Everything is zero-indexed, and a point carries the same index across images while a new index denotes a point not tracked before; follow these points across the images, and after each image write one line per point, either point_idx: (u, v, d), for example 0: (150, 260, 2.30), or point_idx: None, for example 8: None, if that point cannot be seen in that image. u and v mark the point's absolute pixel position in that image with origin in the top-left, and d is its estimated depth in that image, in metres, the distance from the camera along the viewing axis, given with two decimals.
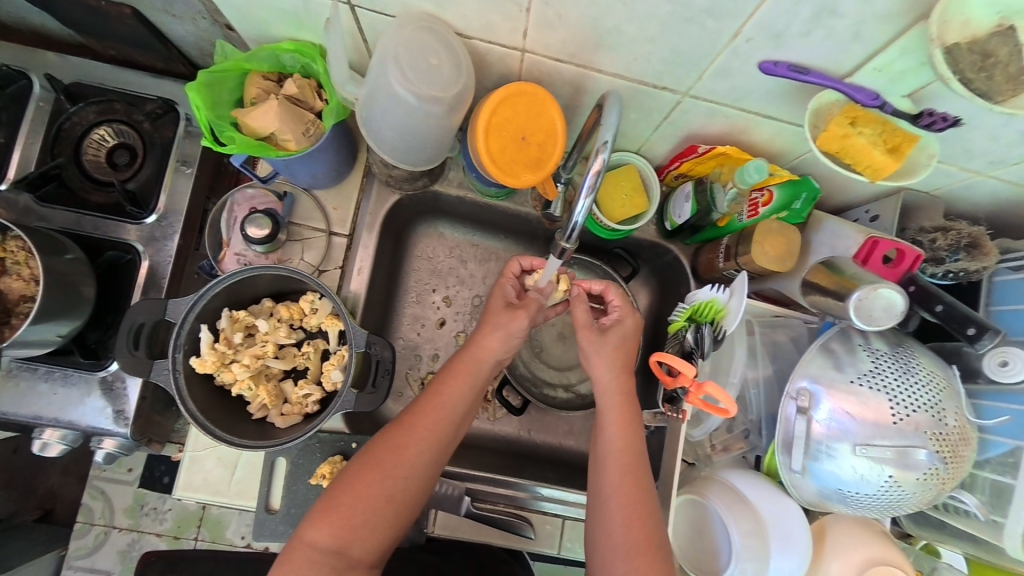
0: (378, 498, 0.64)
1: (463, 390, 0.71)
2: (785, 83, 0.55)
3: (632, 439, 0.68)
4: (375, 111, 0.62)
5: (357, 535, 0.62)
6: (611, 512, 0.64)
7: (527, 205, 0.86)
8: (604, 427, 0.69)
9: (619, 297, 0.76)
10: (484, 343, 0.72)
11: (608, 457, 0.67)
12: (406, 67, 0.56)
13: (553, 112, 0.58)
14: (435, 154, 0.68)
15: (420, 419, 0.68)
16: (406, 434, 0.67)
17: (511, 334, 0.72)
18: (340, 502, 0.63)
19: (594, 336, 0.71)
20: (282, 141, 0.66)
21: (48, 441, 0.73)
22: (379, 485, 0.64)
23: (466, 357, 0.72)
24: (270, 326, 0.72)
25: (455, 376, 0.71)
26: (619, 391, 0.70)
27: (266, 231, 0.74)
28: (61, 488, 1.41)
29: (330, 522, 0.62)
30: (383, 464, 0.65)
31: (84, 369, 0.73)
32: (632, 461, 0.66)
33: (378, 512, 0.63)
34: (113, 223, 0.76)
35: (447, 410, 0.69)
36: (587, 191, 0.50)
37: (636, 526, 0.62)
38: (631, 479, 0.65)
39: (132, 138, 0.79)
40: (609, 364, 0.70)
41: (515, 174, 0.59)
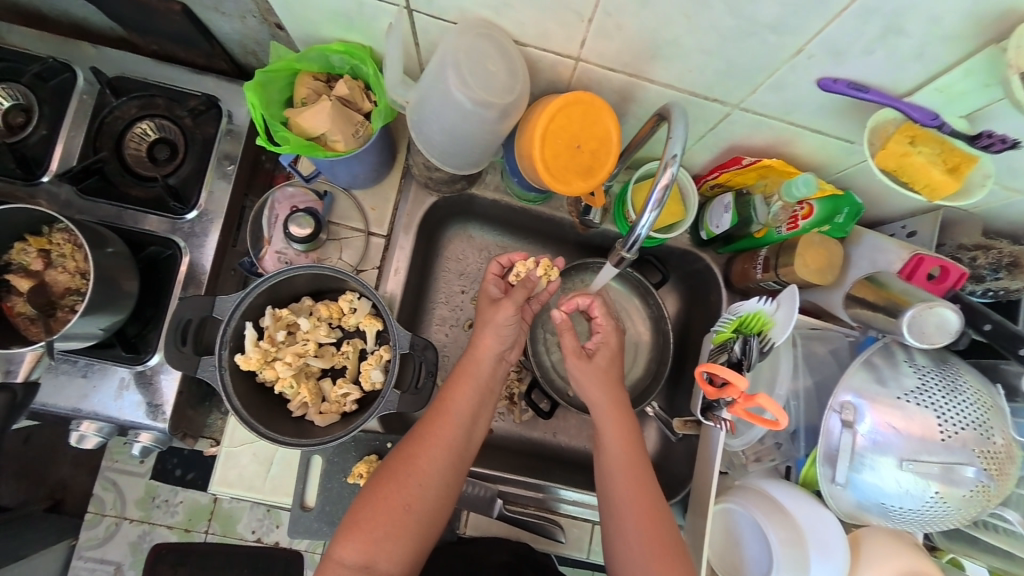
0: (399, 509, 0.64)
1: (469, 393, 0.71)
2: (840, 99, 0.56)
3: (634, 449, 0.69)
4: (428, 115, 0.62)
5: (383, 547, 0.63)
6: (625, 520, 0.66)
7: (562, 209, 0.86)
8: (611, 437, 0.70)
9: (603, 311, 0.78)
10: (481, 346, 0.73)
11: (615, 468, 0.69)
12: (465, 73, 0.56)
13: (609, 121, 0.58)
14: (480, 159, 0.68)
15: (429, 427, 0.69)
16: (420, 443, 0.68)
17: (502, 329, 0.73)
18: (362, 515, 0.64)
19: (583, 362, 0.74)
20: (332, 142, 0.66)
21: (85, 433, 0.74)
22: (397, 496, 0.65)
23: (466, 364, 0.73)
24: (311, 324, 0.72)
25: (460, 384, 0.72)
26: (607, 398, 0.72)
27: (307, 231, 0.74)
28: (72, 479, 1.41)
29: (356, 536, 0.63)
30: (399, 475, 0.66)
31: (124, 363, 0.73)
32: (637, 470, 0.68)
33: (398, 523, 0.64)
34: (153, 218, 0.77)
35: (454, 418, 0.70)
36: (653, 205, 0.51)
37: (648, 530, 0.64)
38: (639, 487, 0.67)
39: (172, 133, 0.79)
40: (600, 381, 0.73)
41: (567, 181, 0.59)
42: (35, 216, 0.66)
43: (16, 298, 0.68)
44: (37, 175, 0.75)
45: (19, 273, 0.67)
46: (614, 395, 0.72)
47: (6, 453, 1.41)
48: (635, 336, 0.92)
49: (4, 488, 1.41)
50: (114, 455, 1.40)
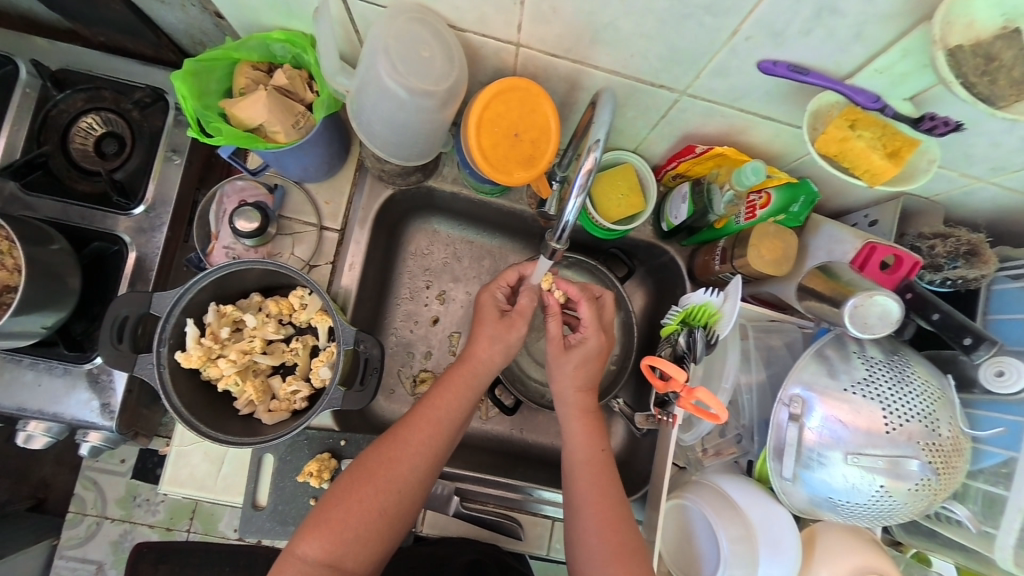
0: (371, 511, 0.63)
1: (460, 399, 0.70)
2: (783, 82, 0.54)
3: (596, 449, 0.69)
4: (366, 105, 0.60)
5: (349, 548, 0.62)
6: (583, 523, 0.65)
7: (522, 202, 0.85)
8: (573, 434, 0.70)
9: (592, 315, 0.72)
10: (478, 355, 0.71)
11: (574, 470, 0.68)
12: (395, 59, 0.55)
13: (547, 108, 0.55)
14: (426, 150, 0.67)
15: (413, 432, 0.67)
16: (400, 446, 0.66)
17: (510, 347, 0.73)
18: (331, 516, 0.62)
19: (561, 353, 0.71)
20: (272, 133, 0.64)
21: (32, 433, 0.72)
22: (372, 499, 0.64)
23: (460, 368, 0.71)
24: (258, 321, 0.70)
25: (453, 389, 0.70)
26: (572, 395, 0.71)
27: (255, 225, 0.72)
28: (54, 478, 1.41)
29: (322, 535, 0.61)
30: (377, 479, 0.64)
31: (69, 361, 0.72)
32: (599, 473, 0.67)
33: (369, 526, 0.63)
34: (99, 214, 0.75)
35: (442, 423, 0.68)
36: (577, 190, 0.49)
37: (608, 536, 0.63)
38: (600, 492, 0.66)
39: (120, 127, 0.78)
40: (569, 382, 0.71)
41: (508, 172, 0.57)
42: None
43: None
44: None
45: None
46: (581, 387, 0.71)
47: None
48: None
49: None
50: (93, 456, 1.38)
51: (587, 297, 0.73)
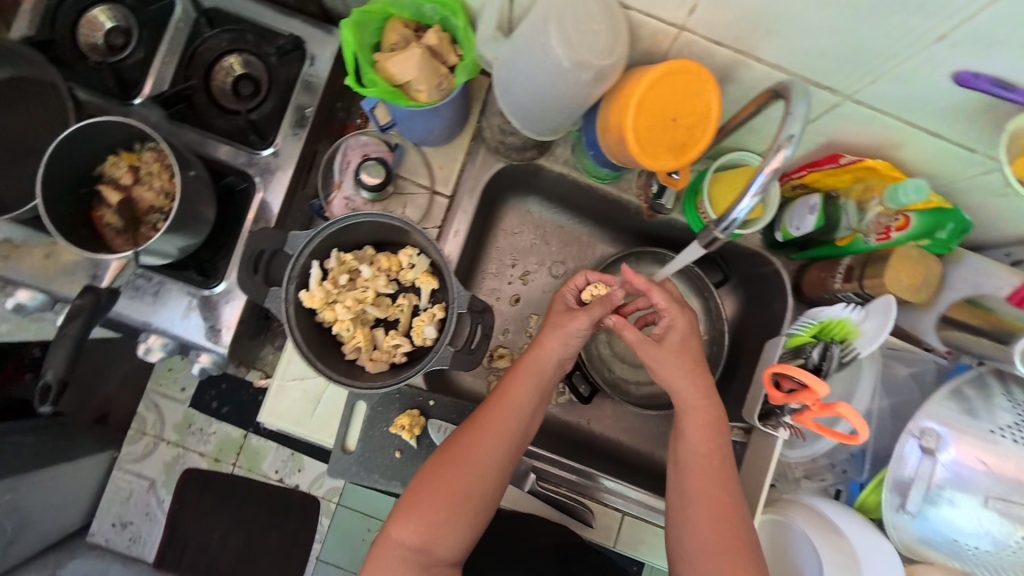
0: (456, 498, 0.64)
1: (530, 389, 0.68)
2: (972, 97, 0.51)
3: (716, 443, 0.66)
4: (518, 73, 0.61)
5: (440, 533, 0.63)
6: (694, 516, 0.63)
7: (630, 191, 0.84)
8: (690, 433, 0.67)
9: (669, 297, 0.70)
10: (545, 347, 0.69)
11: (691, 462, 0.65)
12: (565, 29, 0.54)
13: (711, 96, 0.53)
14: (560, 125, 0.66)
15: (488, 421, 0.66)
16: (476, 436, 0.66)
17: (570, 337, 0.69)
18: (419, 499, 0.64)
19: (646, 343, 0.69)
20: (416, 91, 0.65)
21: (151, 346, 0.76)
22: (454, 487, 0.64)
23: (529, 358, 0.69)
24: (372, 273, 0.73)
25: (522, 379, 0.68)
26: (690, 389, 0.67)
27: (377, 180, 0.74)
28: None
29: (412, 521, 0.63)
30: (458, 466, 0.65)
31: (192, 284, 0.76)
32: (716, 466, 0.64)
33: (457, 511, 0.64)
34: (232, 150, 0.79)
35: (512, 417, 0.67)
36: (756, 190, 0.47)
37: (722, 530, 0.61)
38: (715, 485, 0.63)
39: (257, 70, 0.81)
40: (672, 370, 0.68)
41: (656, 157, 0.56)
42: (129, 132, 0.68)
43: (106, 208, 0.70)
44: (132, 96, 0.78)
45: (110, 185, 0.70)
46: (695, 379, 0.68)
47: None
48: None
49: None
50: (158, 380, 1.45)
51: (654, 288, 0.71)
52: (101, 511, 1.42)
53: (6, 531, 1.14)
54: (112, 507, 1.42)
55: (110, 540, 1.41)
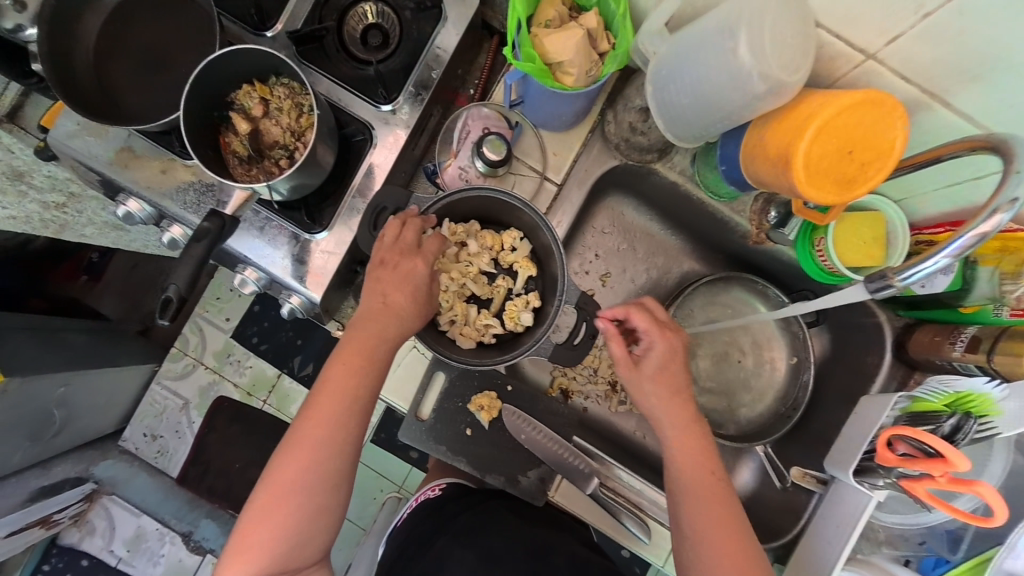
0: (289, 500, 0.60)
1: (350, 379, 0.62)
2: None
3: (716, 475, 0.64)
4: (685, 72, 0.58)
5: (275, 540, 0.59)
6: (702, 553, 0.61)
7: (743, 214, 0.80)
8: (675, 457, 0.65)
9: (650, 317, 0.68)
10: (368, 328, 0.63)
11: (698, 495, 0.63)
12: (761, 34, 0.50)
13: (900, 133, 0.49)
14: (703, 133, 0.64)
15: (317, 410, 0.61)
16: (307, 429, 0.61)
17: (403, 322, 0.65)
18: (269, 501, 0.60)
19: (633, 372, 0.67)
20: (564, 73, 0.63)
21: (247, 278, 0.79)
22: (280, 484, 0.60)
23: (354, 340, 0.62)
24: (478, 249, 0.72)
25: (346, 363, 0.62)
26: (687, 426, 0.66)
27: (497, 156, 0.73)
28: None
29: (265, 528, 0.59)
30: (291, 462, 0.60)
31: (299, 227, 0.74)
32: (723, 504, 0.63)
33: (294, 518, 0.60)
34: (353, 99, 0.77)
35: (344, 417, 0.61)
36: (953, 251, 0.47)
37: (728, 565, 0.60)
38: (724, 526, 0.61)
39: (390, 23, 0.80)
40: (663, 393, 0.66)
41: (819, 187, 0.53)
42: (268, 62, 0.68)
43: (233, 137, 0.70)
44: (266, 27, 0.77)
45: (240, 114, 0.69)
46: (677, 405, 0.66)
47: (115, 273, 1.52)
48: (769, 369, 0.88)
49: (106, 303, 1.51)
50: (205, 305, 1.47)
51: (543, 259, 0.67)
52: (135, 419, 1.41)
53: (55, 420, 1.12)
54: (145, 418, 1.41)
55: (138, 449, 1.41)
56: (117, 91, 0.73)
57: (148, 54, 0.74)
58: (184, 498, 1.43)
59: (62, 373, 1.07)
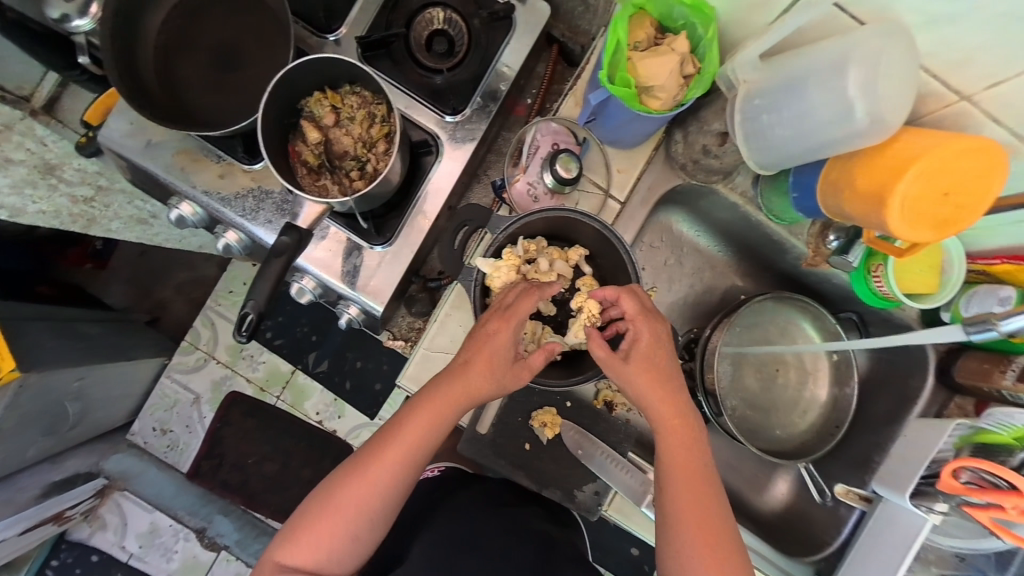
0: (339, 527, 0.61)
1: (428, 426, 0.62)
2: None
3: (691, 451, 0.64)
4: (782, 104, 0.59)
5: (324, 559, 0.62)
6: (679, 538, 0.61)
7: (800, 237, 0.82)
8: (665, 440, 0.64)
9: (633, 305, 0.64)
10: (460, 378, 0.62)
11: (671, 479, 0.63)
12: (869, 75, 0.51)
13: (998, 179, 0.51)
14: (779, 159, 0.63)
15: (390, 449, 0.62)
16: (376, 463, 0.62)
17: (492, 373, 0.62)
18: (316, 520, 0.62)
19: (615, 361, 0.64)
20: (652, 97, 0.62)
21: (304, 288, 0.76)
22: (338, 513, 0.61)
23: (439, 385, 0.63)
24: (549, 267, 0.71)
25: (429, 410, 0.62)
26: (662, 404, 0.64)
27: (570, 174, 0.72)
28: (171, 301, 1.45)
29: (304, 541, 0.62)
30: (352, 493, 0.62)
31: (364, 237, 0.73)
32: (696, 485, 0.62)
33: (343, 542, 0.62)
34: (420, 108, 0.76)
35: (410, 464, 0.62)
36: None
37: (702, 549, 0.60)
38: (698, 510, 0.61)
39: (459, 30, 0.78)
40: (637, 383, 0.64)
41: (915, 226, 0.54)
42: (343, 71, 0.66)
43: (302, 146, 0.68)
44: (332, 30, 0.74)
45: (311, 123, 0.67)
46: (671, 406, 0.64)
47: (124, 259, 1.43)
48: (812, 387, 0.90)
49: (116, 291, 1.43)
50: (219, 299, 1.38)
51: (646, 314, 0.65)
52: (145, 412, 1.33)
53: (70, 415, 1.05)
54: (156, 411, 1.33)
55: (148, 443, 1.33)
56: (179, 91, 0.69)
57: (215, 55, 0.70)
58: (197, 493, 1.34)
59: (78, 366, 1.00)
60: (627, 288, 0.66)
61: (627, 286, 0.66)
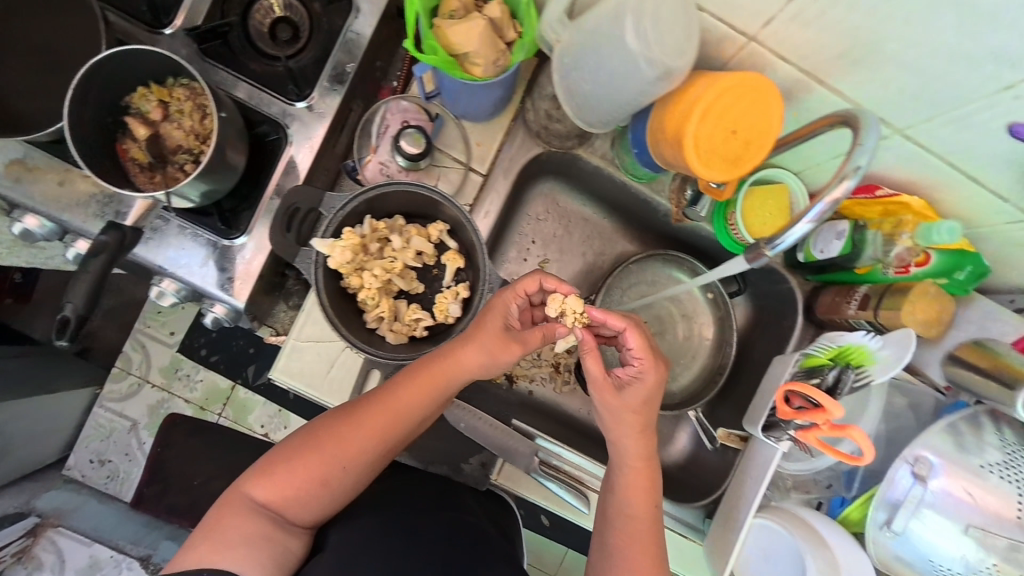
0: (315, 477, 0.61)
1: (420, 399, 0.65)
2: (1015, 156, 0.53)
3: (646, 454, 0.67)
4: (586, 61, 0.60)
5: (293, 506, 0.61)
6: (617, 545, 0.64)
7: (663, 194, 0.84)
8: (623, 444, 0.67)
9: (643, 343, 0.66)
10: (458, 360, 0.64)
11: (622, 474, 0.67)
12: (646, 23, 0.53)
13: (775, 113, 0.53)
14: (612, 118, 0.66)
15: (371, 414, 0.63)
16: (357, 426, 0.63)
17: (491, 362, 0.65)
18: (282, 464, 0.61)
19: (610, 396, 0.66)
20: (471, 64, 0.63)
21: (164, 290, 0.75)
22: (316, 466, 0.61)
23: (436, 365, 0.65)
24: (402, 245, 0.71)
25: (418, 384, 0.64)
26: (640, 410, 0.66)
27: (416, 149, 0.73)
28: (101, 330, 1.34)
29: (270, 484, 0.60)
30: (326, 450, 0.62)
31: (215, 233, 0.73)
32: (645, 485, 0.66)
33: (311, 492, 0.62)
34: (266, 97, 0.75)
35: (390, 433, 0.64)
36: (814, 217, 0.50)
37: (633, 559, 0.63)
38: (643, 512, 0.65)
39: (299, 16, 0.77)
40: (628, 428, 0.66)
41: (710, 166, 0.56)
42: (164, 64, 0.65)
43: (131, 143, 0.67)
44: (163, 25, 0.73)
45: (137, 119, 0.66)
46: (641, 451, 0.67)
47: None
48: (698, 339, 0.93)
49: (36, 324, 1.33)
50: (148, 320, 1.34)
51: (657, 363, 0.66)
52: (79, 445, 1.28)
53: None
54: (90, 442, 1.28)
55: (86, 477, 1.28)
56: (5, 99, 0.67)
57: (38, 61, 0.69)
58: (142, 520, 1.24)
59: None
60: (631, 321, 0.67)
61: (628, 314, 0.67)
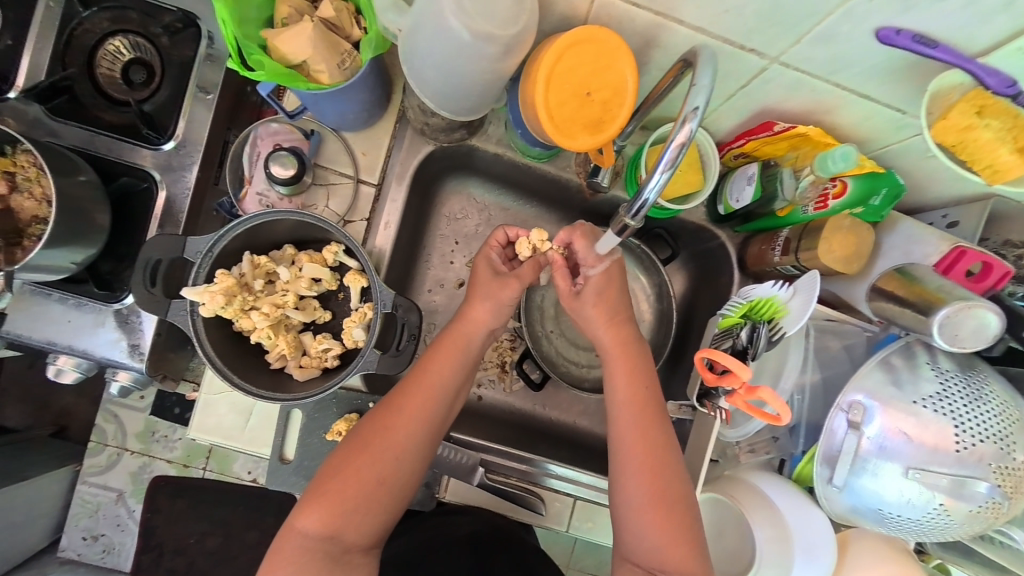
0: (370, 480, 0.61)
1: (451, 367, 0.66)
2: (893, 60, 0.50)
3: (639, 385, 0.65)
4: (421, 46, 0.55)
5: (349, 521, 0.59)
6: (624, 473, 0.63)
7: (568, 169, 0.80)
8: (614, 370, 0.66)
9: (584, 243, 0.67)
10: (471, 317, 0.68)
11: (615, 410, 0.65)
12: None
13: (624, 65, 0.50)
14: (478, 104, 0.62)
15: (409, 398, 0.64)
16: (398, 416, 0.63)
17: (502, 305, 0.68)
18: (331, 485, 0.60)
19: (574, 300, 0.69)
20: (315, 72, 0.58)
21: (62, 367, 0.72)
22: (369, 469, 0.61)
23: (455, 332, 0.68)
24: (291, 275, 0.68)
25: (443, 353, 0.66)
26: (610, 316, 0.68)
27: (290, 172, 0.69)
28: (75, 407, 1.26)
29: (321, 508, 0.59)
30: (373, 448, 0.62)
31: (98, 300, 0.70)
32: (646, 412, 0.64)
33: (369, 497, 0.60)
34: (128, 147, 0.71)
35: (433, 412, 0.65)
36: (664, 164, 0.46)
37: (646, 483, 0.61)
38: (640, 432, 0.63)
39: (149, 54, 0.72)
40: (603, 317, 0.68)
41: (572, 135, 0.53)
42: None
43: None
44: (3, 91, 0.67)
45: None
46: (615, 334, 0.68)
47: None
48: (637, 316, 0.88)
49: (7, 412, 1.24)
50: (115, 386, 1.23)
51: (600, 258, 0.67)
52: (69, 524, 1.21)
53: None
54: (79, 520, 1.21)
55: (81, 555, 1.21)
56: None
57: None
58: None
59: None
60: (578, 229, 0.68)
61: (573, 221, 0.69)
